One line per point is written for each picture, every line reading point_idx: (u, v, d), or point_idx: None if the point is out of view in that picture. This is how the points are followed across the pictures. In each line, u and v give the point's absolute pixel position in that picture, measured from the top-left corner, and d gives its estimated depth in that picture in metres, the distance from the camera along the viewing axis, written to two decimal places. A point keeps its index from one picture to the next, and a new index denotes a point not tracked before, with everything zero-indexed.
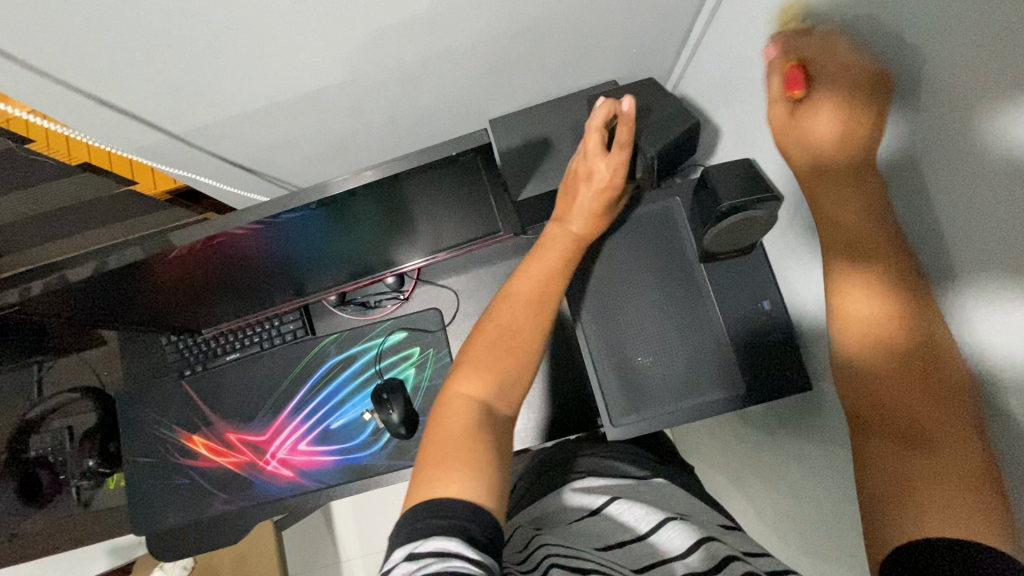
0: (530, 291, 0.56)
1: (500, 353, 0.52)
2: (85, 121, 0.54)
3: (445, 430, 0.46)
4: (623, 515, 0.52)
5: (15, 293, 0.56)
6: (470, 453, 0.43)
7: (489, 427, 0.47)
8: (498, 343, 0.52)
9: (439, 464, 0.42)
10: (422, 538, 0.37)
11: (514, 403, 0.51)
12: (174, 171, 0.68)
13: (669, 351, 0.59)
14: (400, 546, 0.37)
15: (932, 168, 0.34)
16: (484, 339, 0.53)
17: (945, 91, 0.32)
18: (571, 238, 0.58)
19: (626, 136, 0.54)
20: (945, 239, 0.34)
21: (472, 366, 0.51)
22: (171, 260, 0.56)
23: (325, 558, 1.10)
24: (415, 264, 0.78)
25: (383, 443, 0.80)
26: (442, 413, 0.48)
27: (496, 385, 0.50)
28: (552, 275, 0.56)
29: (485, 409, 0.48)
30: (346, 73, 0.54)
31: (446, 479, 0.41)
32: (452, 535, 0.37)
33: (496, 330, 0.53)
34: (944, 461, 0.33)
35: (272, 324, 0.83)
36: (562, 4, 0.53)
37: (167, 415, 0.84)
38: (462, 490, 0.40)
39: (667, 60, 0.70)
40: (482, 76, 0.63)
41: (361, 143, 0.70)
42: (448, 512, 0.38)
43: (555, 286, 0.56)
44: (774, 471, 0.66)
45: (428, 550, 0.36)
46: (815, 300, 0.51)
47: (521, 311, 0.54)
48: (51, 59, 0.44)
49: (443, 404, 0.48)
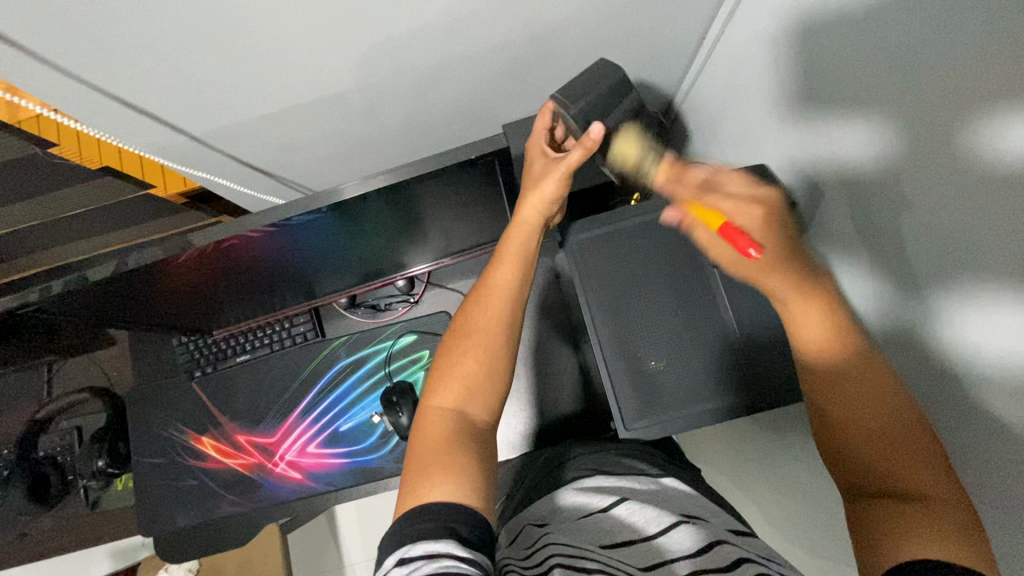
0: (490, 290, 0.56)
1: (461, 356, 0.52)
2: (106, 121, 0.54)
3: (427, 441, 0.47)
4: (631, 515, 0.52)
5: (35, 292, 0.57)
6: (451, 458, 0.44)
7: (469, 433, 0.48)
8: (464, 348, 0.53)
9: (422, 472, 0.43)
10: (412, 542, 0.37)
11: (497, 410, 0.52)
12: (190, 172, 0.68)
13: (680, 356, 0.59)
14: (391, 553, 0.38)
15: (950, 160, 0.35)
16: (456, 346, 0.53)
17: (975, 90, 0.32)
18: (524, 231, 0.57)
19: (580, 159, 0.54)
20: (968, 239, 0.35)
21: (445, 378, 0.52)
22: (186, 262, 0.56)
23: (329, 562, 1.09)
24: (424, 268, 0.79)
25: (392, 446, 0.80)
26: (421, 425, 0.49)
27: (471, 393, 0.51)
28: (507, 270, 0.56)
29: (461, 419, 0.49)
30: (364, 77, 0.55)
31: (430, 484, 0.42)
32: (442, 537, 0.37)
33: (458, 332, 0.54)
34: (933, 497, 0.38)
35: (283, 326, 0.84)
36: (578, 10, 0.54)
37: (177, 416, 0.84)
38: (447, 492, 0.41)
39: (680, 66, 0.71)
40: (499, 81, 0.63)
41: (376, 147, 0.71)
42: (439, 516, 0.39)
43: (506, 283, 0.56)
44: (788, 475, 0.66)
45: (419, 553, 0.36)
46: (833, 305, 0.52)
47: (496, 306, 0.55)
48: (76, 58, 0.45)
49: (423, 416, 0.50)
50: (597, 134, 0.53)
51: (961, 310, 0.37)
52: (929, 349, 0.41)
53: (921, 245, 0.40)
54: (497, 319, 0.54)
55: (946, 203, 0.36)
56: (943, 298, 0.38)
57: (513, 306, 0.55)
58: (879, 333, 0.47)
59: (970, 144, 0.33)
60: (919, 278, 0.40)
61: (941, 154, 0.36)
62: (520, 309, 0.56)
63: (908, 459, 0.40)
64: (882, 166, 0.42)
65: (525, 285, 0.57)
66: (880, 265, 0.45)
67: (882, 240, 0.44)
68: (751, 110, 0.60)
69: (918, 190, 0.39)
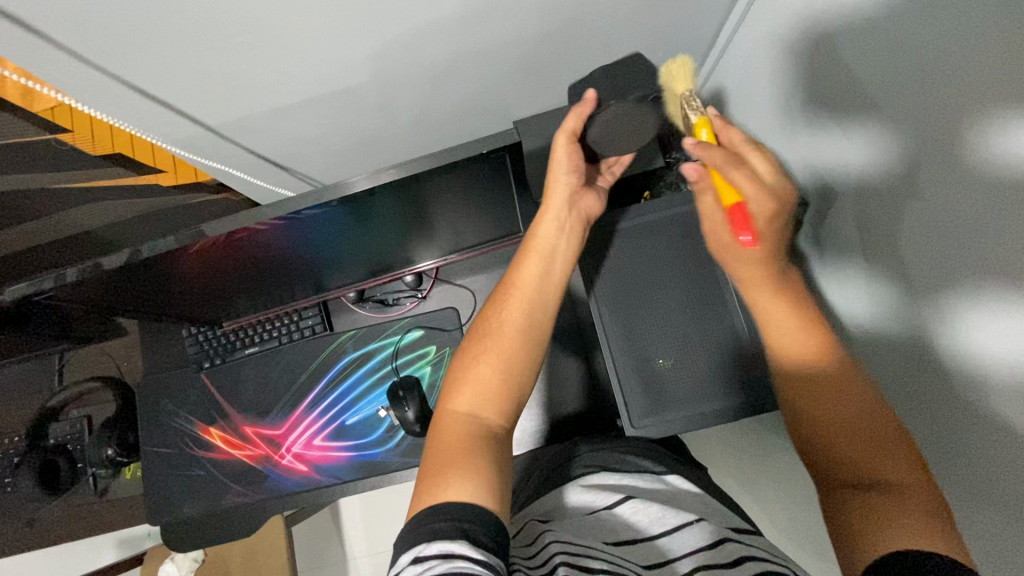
0: (522, 283, 0.56)
1: (480, 357, 0.53)
2: (123, 111, 0.55)
3: (443, 442, 0.47)
4: (636, 514, 0.51)
5: (50, 280, 0.57)
6: (468, 460, 0.44)
7: (484, 437, 0.48)
8: (484, 347, 0.53)
9: (437, 473, 0.44)
10: (426, 542, 0.38)
11: (513, 413, 0.52)
12: (203, 162, 0.69)
13: (690, 354, 0.59)
14: (404, 552, 0.38)
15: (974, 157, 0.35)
16: (471, 349, 0.54)
17: (1002, 87, 0.32)
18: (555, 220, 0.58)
19: (572, 122, 0.54)
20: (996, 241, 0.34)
21: (464, 381, 0.52)
22: (198, 253, 0.57)
23: (332, 556, 1.10)
24: (431, 263, 0.80)
25: (398, 440, 0.80)
26: (439, 427, 0.49)
27: (488, 396, 0.50)
28: (541, 262, 0.57)
29: (480, 423, 0.49)
30: (378, 72, 0.55)
31: (446, 485, 0.42)
32: (454, 537, 0.38)
33: (482, 326, 0.56)
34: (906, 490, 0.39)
35: (291, 319, 0.84)
36: (594, 4, 0.54)
37: (185, 406, 0.85)
38: (462, 493, 0.41)
39: (694, 63, 0.71)
40: (511, 77, 0.63)
41: (388, 141, 0.71)
42: (453, 515, 0.39)
43: (534, 274, 0.57)
44: (795, 478, 0.66)
45: (433, 553, 0.37)
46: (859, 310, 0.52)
47: (515, 305, 0.55)
48: (95, 46, 0.45)
49: (439, 419, 0.50)
50: (592, 98, 0.53)
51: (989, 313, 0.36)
52: (945, 360, 0.41)
53: (946, 248, 0.39)
54: (523, 315, 0.55)
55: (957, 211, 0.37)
56: (972, 298, 0.37)
57: (532, 307, 0.56)
58: (895, 346, 0.47)
59: (982, 155, 0.35)
60: (939, 278, 0.40)
61: (952, 169, 0.37)
62: (551, 314, 0.57)
63: (875, 447, 0.42)
64: (905, 163, 0.41)
65: (548, 281, 0.58)
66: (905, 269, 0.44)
67: (907, 242, 0.44)
68: (772, 108, 0.60)
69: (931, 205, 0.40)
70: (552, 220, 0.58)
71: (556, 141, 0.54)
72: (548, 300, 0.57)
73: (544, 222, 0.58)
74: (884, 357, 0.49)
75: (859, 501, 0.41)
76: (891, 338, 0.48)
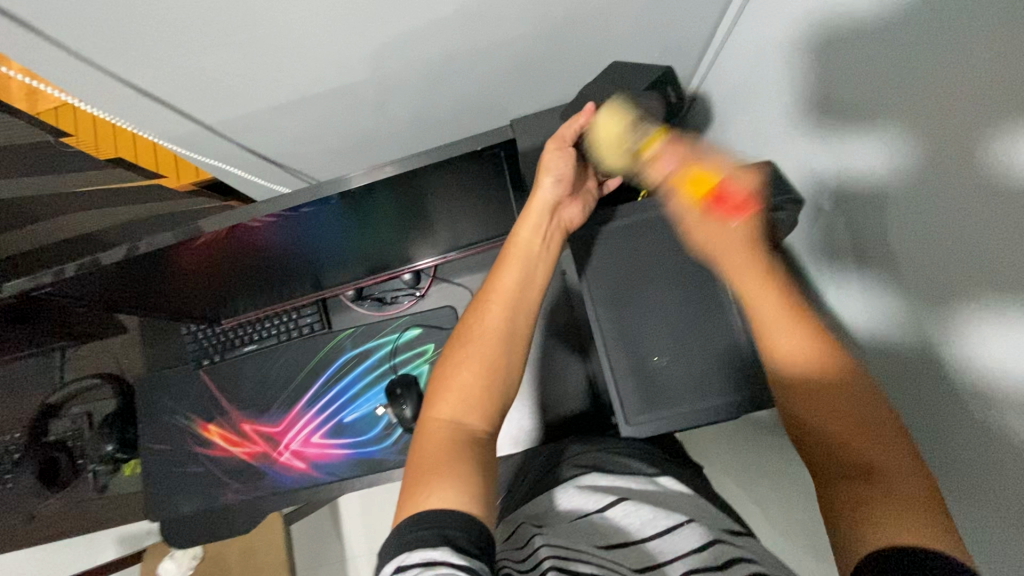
0: (503, 290, 0.56)
1: (460, 364, 0.53)
2: (121, 109, 0.55)
3: (426, 448, 0.47)
4: (625, 517, 0.51)
5: (49, 275, 0.57)
6: (451, 465, 0.44)
7: (466, 443, 0.48)
8: (465, 355, 0.53)
9: (420, 478, 0.44)
10: (410, 549, 0.38)
11: (499, 417, 0.52)
12: (202, 160, 0.69)
13: (685, 352, 0.59)
14: (389, 560, 0.38)
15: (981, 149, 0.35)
16: (453, 355, 0.54)
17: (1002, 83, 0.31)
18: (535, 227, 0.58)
19: (568, 131, 0.58)
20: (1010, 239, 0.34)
21: (446, 388, 0.52)
22: (196, 249, 0.57)
23: (330, 554, 1.11)
24: (429, 261, 0.80)
25: (395, 438, 0.80)
26: (422, 433, 0.49)
27: (469, 401, 0.51)
28: (522, 268, 0.57)
29: (462, 429, 0.49)
30: (375, 70, 0.56)
31: (429, 490, 0.43)
32: (437, 544, 0.38)
33: (463, 331, 0.56)
34: (902, 488, 0.38)
35: (289, 316, 0.84)
36: (589, 4, 0.54)
37: (184, 403, 0.85)
38: (445, 499, 0.42)
39: (690, 63, 0.71)
40: (507, 77, 0.64)
41: (385, 140, 0.72)
42: (438, 522, 0.39)
43: (513, 280, 0.57)
44: (795, 477, 0.66)
45: (417, 560, 0.37)
46: (860, 309, 0.52)
47: (495, 310, 0.55)
48: (93, 45, 0.46)
49: (423, 426, 0.50)
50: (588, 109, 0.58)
51: (1002, 323, 0.36)
52: (948, 369, 0.41)
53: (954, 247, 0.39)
54: (505, 320, 0.55)
55: (959, 219, 0.38)
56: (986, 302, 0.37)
57: (513, 313, 0.55)
58: (896, 347, 0.47)
59: (986, 167, 0.35)
60: (948, 279, 0.40)
61: (959, 170, 0.37)
62: (534, 319, 0.57)
63: (870, 441, 0.41)
64: (915, 160, 0.41)
65: (530, 287, 0.58)
66: (914, 270, 0.44)
67: (917, 241, 0.43)
68: (771, 108, 0.60)
69: (937, 212, 0.40)
70: (533, 225, 0.58)
71: (547, 149, 0.59)
72: (530, 306, 0.57)
73: (526, 226, 0.59)
74: (885, 357, 0.49)
75: (856, 493, 0.40)
76: (891, 337, 0.48)
